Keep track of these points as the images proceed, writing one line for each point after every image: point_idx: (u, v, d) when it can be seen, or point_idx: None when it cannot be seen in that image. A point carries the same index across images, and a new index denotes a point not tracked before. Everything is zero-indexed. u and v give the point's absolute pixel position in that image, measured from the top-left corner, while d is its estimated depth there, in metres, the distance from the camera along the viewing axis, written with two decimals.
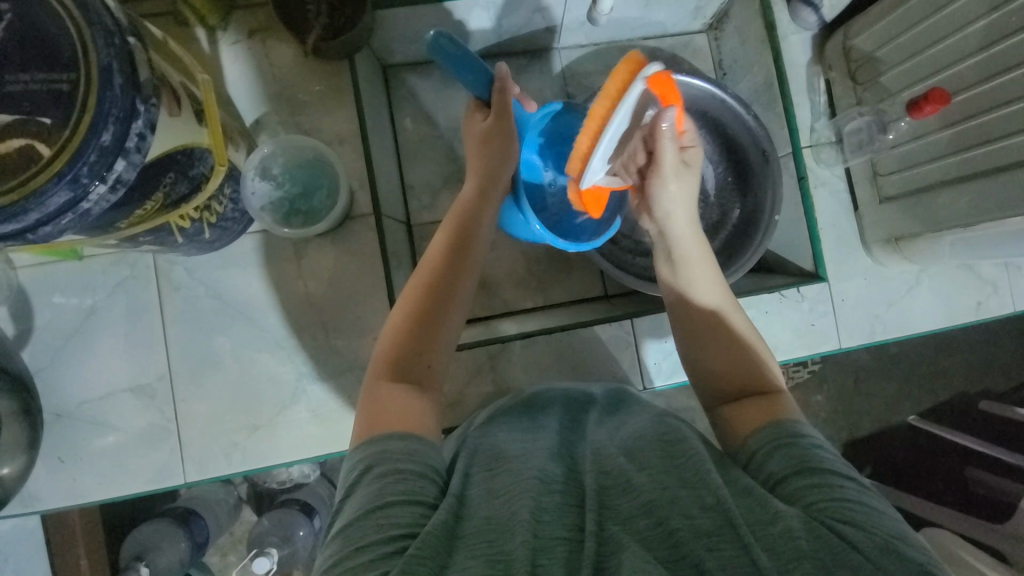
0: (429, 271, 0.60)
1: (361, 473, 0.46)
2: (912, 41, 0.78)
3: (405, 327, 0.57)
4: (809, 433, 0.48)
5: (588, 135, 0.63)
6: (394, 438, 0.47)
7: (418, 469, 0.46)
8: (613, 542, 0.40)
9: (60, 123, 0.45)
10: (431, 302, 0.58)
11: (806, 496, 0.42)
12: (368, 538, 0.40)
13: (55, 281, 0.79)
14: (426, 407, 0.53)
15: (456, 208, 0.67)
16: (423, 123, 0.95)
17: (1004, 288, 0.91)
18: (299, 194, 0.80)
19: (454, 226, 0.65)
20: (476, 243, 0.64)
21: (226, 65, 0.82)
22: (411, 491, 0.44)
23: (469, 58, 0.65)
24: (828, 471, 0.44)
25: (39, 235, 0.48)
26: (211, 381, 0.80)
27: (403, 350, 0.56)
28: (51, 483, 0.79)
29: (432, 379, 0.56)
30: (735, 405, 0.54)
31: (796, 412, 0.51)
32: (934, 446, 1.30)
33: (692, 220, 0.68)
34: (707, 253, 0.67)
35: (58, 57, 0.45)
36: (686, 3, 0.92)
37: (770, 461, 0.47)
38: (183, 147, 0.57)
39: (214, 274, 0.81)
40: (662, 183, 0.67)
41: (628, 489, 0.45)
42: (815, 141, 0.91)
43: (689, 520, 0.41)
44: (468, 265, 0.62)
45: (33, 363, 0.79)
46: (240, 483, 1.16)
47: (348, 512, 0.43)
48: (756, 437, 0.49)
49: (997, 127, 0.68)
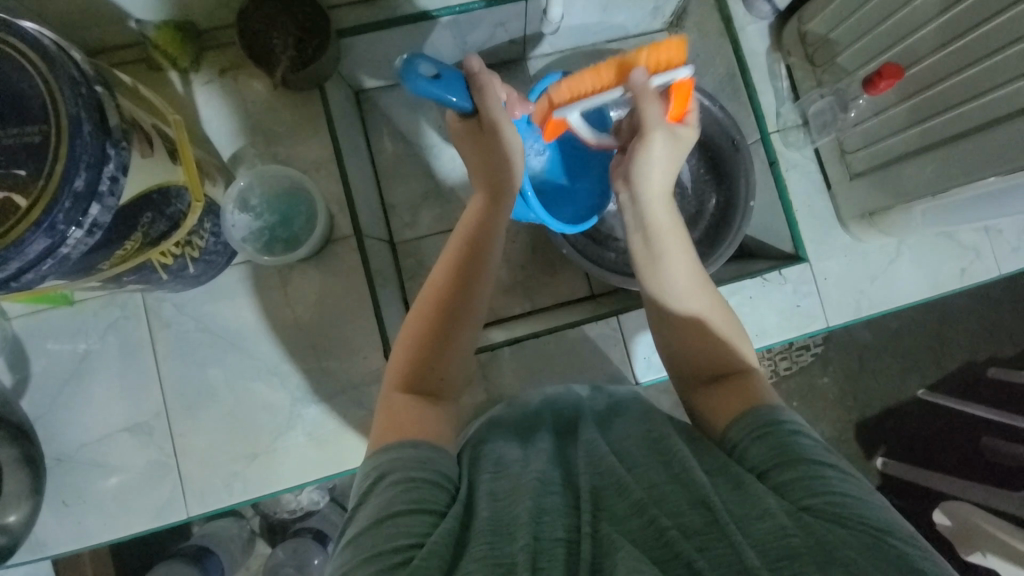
0: (438, 294, 0.58)
1: (374, 481, 0.45)
2: (863, 19, 0.79)
3: (421, 351, 0.56)
4: (785, 417, 0.49)
5: (599, 78, 0.65)
6: (406, 447, 0.47)
7: (430, 477, 0.45)
8: (607, 543, 0.39)
9: (34, 174, 0.47)
10: (443, 325, 0.57)
11: (792, 491, 0.43)
12: (378, 548, 0.40)
13: (48, 328, 0.81)
14: (438, 417, 0.53)
15: (465, 222, 0.64)
16: (399, 144, 0.98)
17: (988, 252, 0.91)
18: (279, 222, 0.81)
19: (463, 240, 0.62)
20: (491, 254, 0.62)
21: (201, 104, 0.84)
22: (421, 499, 0.43)
23: (436, 88, 0.56)
24: (807, 462, 0.45)
25: (22, 282, 0.49)
26: (208, 413, 0.81)
27: (420, 360, 0.56)
28: (57, 528, 0.80)
29: (448, 392, 0.56)
30: (709, 391, 0.56)
31: (770, 394, 0.53)
32: (945, 419, 1.29)
33: (665, 196, 0.66)
34: (682, 227, 0.65)
35: (27, 111, 0.47)
36: (642, 4, 0.94)
37: (753, 450, 0.48)
38: (158, 186, 0.59)
39: (203, 307, 0.82)
40: (646, 149, 0.64)
41: (621, 490, 0.44)
42: (782, 125, 0.92)
43: (677, 519, 0.40)
44: (484, 277, 0.60)
45: (32, 411, 0.80)
46: (252, 517, 1.17)
47: (360, 521, 0.43)
48: (739, 425, 0.50)
49: (955, 93, 0.69)
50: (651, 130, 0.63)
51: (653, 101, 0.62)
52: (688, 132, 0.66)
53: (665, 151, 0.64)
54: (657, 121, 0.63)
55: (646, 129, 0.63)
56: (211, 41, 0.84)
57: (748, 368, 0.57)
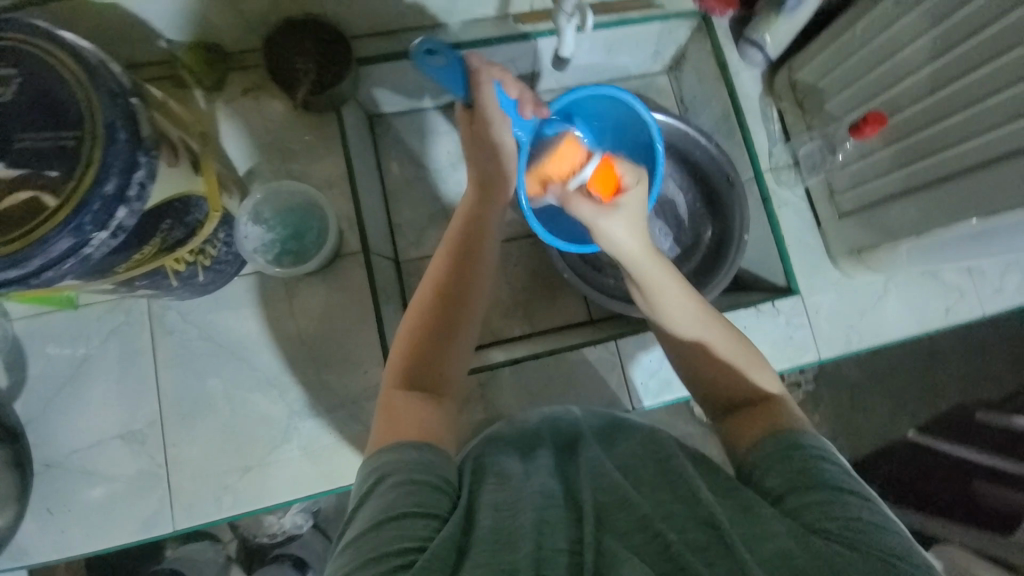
0: (433, 282, 0.60)
1: (375, 482, 0.45)
2: (850, 69, 0.85)
3: (417, 341, 0.57)
4: (810, 441, 0.49)
5: (539, 184, 0.76)
6: (406, 448, 0.47)
7: (431, 482, 0.45)
8: (610, 555, 0.39)
9: (65, 176, 0.49)
10: (439, 316, 0.58)
11: (806, 514, 0.43)
12: (381, 550, 0.39)
13: (50, 331, 0.81)
14: (439, 418, 0.53)
15: (461, 214, 0.67)
16: (408, 168, 1.02)
17: (971, 294, 0.95)
18: (290, 235, 0.84)
19: (459, 233, 0.64)
20: (484, 245, 0.63)
21: (222, 120, 0.87)
22: (423, 503, 0.43)
23: (440, 71, 0.62)
24: (827, 487, 0.45)
25: (42, 280, 0.50)
26: (203, 423, 0.81)
27: (421, 362, 0.56)
28: (36, 537, 0.77)
29: (447, 391, 0.56)
30: (732, 418, 0.56)
31: (798, 419, 0.53)
32: (935, 461, 1.31)
33: (643, 253, 0.62)
34: (666, 265, 0.62)
35: (65, 117, 0.50)
36: (644, 47, 1.00)
37: (772, 472, 0.48)
38: (181, 195, 0.61)
39: (207, 316, 0.83)
40: (601, 235, 0.62)
41: (624, 505, 0.45)
42: (775, 165, 0.97)
43: (682, 535, 0.41)
44: (478, 266, 0.62)
45: (24, 413, 0.79)
46: (229, 541, 1.14)
47: (359, 523, 0.43)
48: (760, 446, 0.51)
49: (935, 140, 0.74)
50: (592, 224, 0.61)
51: (580, 201, 0.61)
52: (635, 197, 0.62)
53: (622, 226, 0.61)
54: (594, 213, 0.61)
55: (592, 225, 0.61)
56: (237, 63, 0.88)
57: (763, 397, 0.57)
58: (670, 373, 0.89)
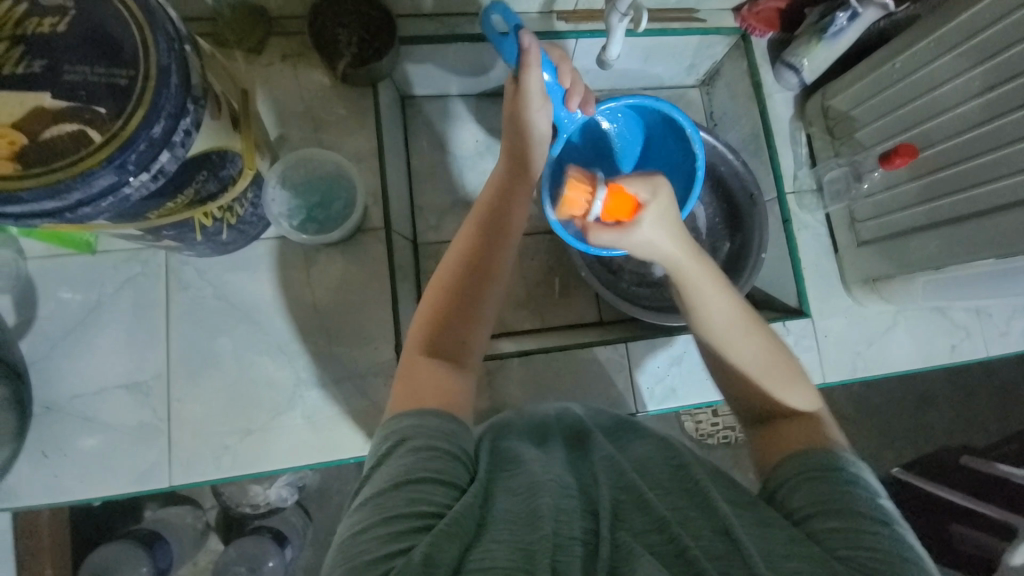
0: (466, 252, 0.60)
1: (396, 445, 0.46)
2: (886, 101, 0.86)
3: (444, 304, 0.57)
4: (844, 465, 0.49)
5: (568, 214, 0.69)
6: (430, 416, 0.48)
7: (452, 452, 0.46)
8: (625, 550, 0.40)
9: (113, 114, 0.49)
10: (467, 285, 0.58)
11: (830, 539, 0.43)
12: (400, 509, 0.40)
13: (64, 274, 0.80)
14: (460, 384, 0.53)
15: (493, 187, 0.67)
16: (435, 152, 1.02)
17: (977, 334, 0.96)
18: (317, 203, 0.84)
19: (492, 205, 0.65)
20: (514, 221, 0.64)
21: (258, 83, 0.87)
22: (444, 471, 0.44)
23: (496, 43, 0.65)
24: (859, 515, 0.45)
25: (77, 214, 0.51)
26: (208, 382, 0.80)
27: (443, 328, 0.57)
28: (30, 478, 0.77)
29: (468, 358, 0.57)
30: (767, 430, 0.56)
31: (828, 438, 0.53)
32: (918, 500, 1.32)
33: (686, 251, 0.59)
34: (708, 264, 0.60)
35: (118, 55, 0.49)
36: (681, 58, 1.01)
37: (800, 492, 0.48)
38: (219, 148, 0.61)
39: (224, 276, 0.82)
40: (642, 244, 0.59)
41: (642, 506, 0.44)
42: (799, 188, 0.99)
43: (698, 540, 0.41)
44: (508, 241, 0.62)
45: (29, 354, 0.78)
46: (209, 509, 1.13)
47: (378, 482, 0.43)
48: (791, 463, 0.51)
49: (966, 178, 0.75)
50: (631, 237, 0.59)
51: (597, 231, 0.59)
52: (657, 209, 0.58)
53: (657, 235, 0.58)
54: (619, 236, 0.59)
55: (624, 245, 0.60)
56: (279, 28, 0.88)
57: (798, 412, 0.56)
58: (676, 381, 0.90)
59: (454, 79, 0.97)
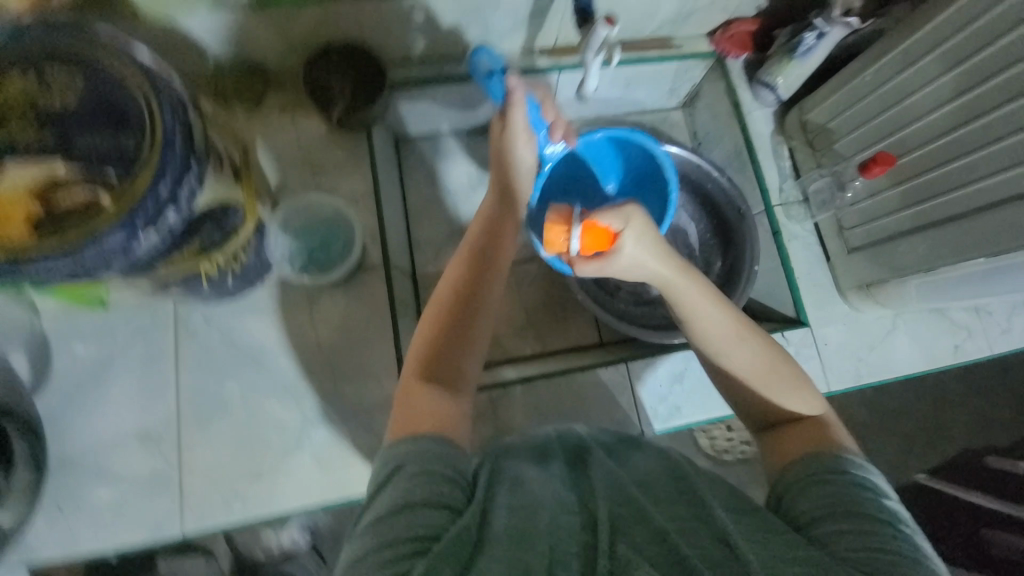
0: (457, 280, 0.63)
1: (393, 471, 0.47)
2: (861, 111, 0.89)
3: (438, 331, 0.59)
4: (854, 469, 0.50)
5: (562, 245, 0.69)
6: (425, 440, 0.49)
7: (446, 473, 0.47)
8: (624, 561, 0.40)
9: (122, 177, 0.52)
10: (459, 311, 0.60)
11: (838, 541, 0.44)
12: (397, 535, 0.42)
13: (77, 330, 0.83)
14: (456, 408, 0.55)
15: (482, 217, 0.71)
16: (430, 188, 1.06)
17: (979, 332, 0.96)
18: (318, 247, 0.87)
19: (482, 233, 0.68)
20: (503, 247, 0.67)
21: (257, 134, 0.91)
22: (439, 495, 0.45)
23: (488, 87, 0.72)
24: (869, 518, 0.45)
25: (92, 274, 0.53)
26: (218, 427, 0.82)
27: (434, 352, 0.58)
28: (46, 533, 0.78)
29: (464, 382, 0.58)
30: (775, 437, 0.57)
31: (837, 444, 0.54)
32: (945, 505, 1.29)
33: (674, 265, 0.58)
34: (699, 276, 0.60)
35: (127, 124, 0.54)
36: (661, 84, 1.05)
37: (809, 495, 0.49)
38: (222, 200, 0.64)
39: (230, 321, 0.85)
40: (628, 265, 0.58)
41: (642, 518, 0.44)
42: (785, 200, 1.00)
43: (699, 549, 0.41)
44: (497, 267, 0.65)
45: (45, 409, 0.80)
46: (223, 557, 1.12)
47: (376, 509, 0.45)
48: (799, 466, 0.52)
49: (948, 180, 0.76)
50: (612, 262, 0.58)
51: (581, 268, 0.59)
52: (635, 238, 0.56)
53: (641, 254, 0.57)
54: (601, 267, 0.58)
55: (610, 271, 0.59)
56: (276, 82, 0.93)
57: (801, 418, 0.57)
58: (680, 398, 0.90)
59: (444, 119, 1.01)
